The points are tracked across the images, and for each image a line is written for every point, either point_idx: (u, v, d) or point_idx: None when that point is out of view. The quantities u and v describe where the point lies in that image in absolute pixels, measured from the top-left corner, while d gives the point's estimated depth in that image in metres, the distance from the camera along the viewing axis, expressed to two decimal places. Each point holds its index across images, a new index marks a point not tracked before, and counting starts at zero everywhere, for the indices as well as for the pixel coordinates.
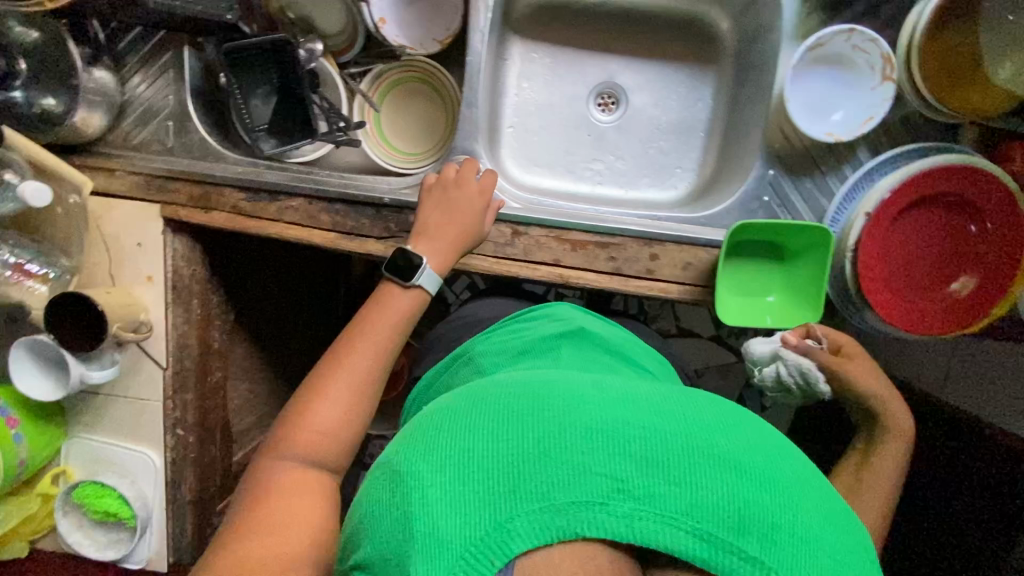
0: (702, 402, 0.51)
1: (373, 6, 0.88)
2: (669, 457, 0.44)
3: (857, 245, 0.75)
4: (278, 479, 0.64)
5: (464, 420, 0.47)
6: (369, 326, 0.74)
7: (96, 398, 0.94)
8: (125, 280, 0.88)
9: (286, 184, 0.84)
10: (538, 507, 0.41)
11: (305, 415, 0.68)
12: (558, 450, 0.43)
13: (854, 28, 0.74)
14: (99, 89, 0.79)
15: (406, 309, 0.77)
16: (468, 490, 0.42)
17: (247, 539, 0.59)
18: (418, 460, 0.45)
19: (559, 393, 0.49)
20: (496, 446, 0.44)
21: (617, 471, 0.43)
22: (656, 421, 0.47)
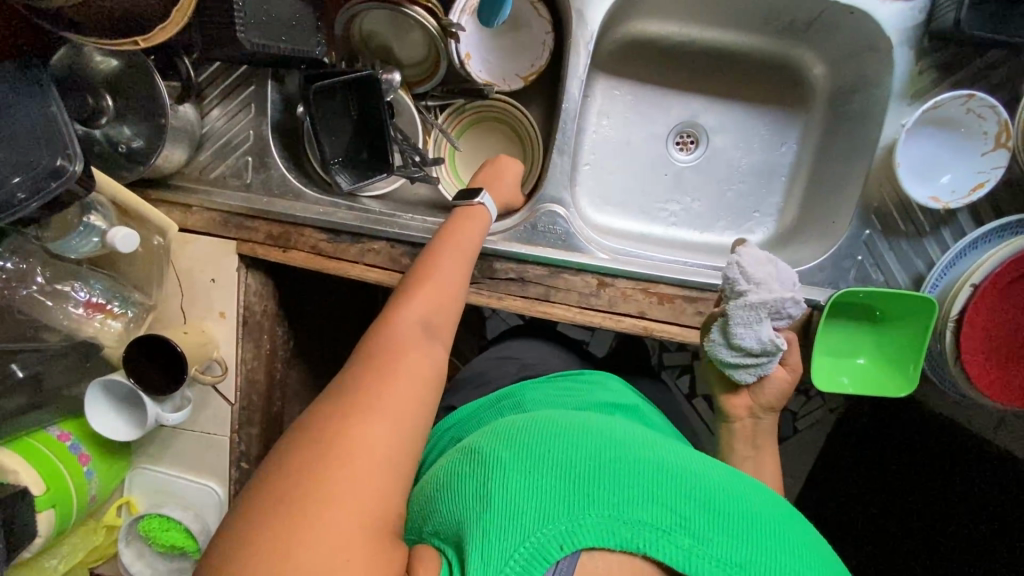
0: (751, 482, 0.56)
1: (461, 43, 0.85)
2: (727, 513, 0.49)
3: (964, 316, 0.73)
4: (378, 360, 0.59)
5: (551, 431, 0.54)
6: (453, 231, 0.75)
7: (163, 430, 0.93)
8: (197, 315, 0.86)
9: (366, 227, 0.82)
10: (611, 514, 0.47)
11: (400, 312, 0.65)
12: (634, 477, 0.50)
13: (973, 95, 0.72)
14: (182, 125, 0.77)
15: (478, 221, 0.77)
16: (550, 487, 0.49)
17: (353, 410, 0.53)
18: (508, 454, 0.52)
19: (635, 439, 0.56)
20: (581, 458, 0.51)
21: (682, 509, 0.48)
22: (718, 481, 0.53)
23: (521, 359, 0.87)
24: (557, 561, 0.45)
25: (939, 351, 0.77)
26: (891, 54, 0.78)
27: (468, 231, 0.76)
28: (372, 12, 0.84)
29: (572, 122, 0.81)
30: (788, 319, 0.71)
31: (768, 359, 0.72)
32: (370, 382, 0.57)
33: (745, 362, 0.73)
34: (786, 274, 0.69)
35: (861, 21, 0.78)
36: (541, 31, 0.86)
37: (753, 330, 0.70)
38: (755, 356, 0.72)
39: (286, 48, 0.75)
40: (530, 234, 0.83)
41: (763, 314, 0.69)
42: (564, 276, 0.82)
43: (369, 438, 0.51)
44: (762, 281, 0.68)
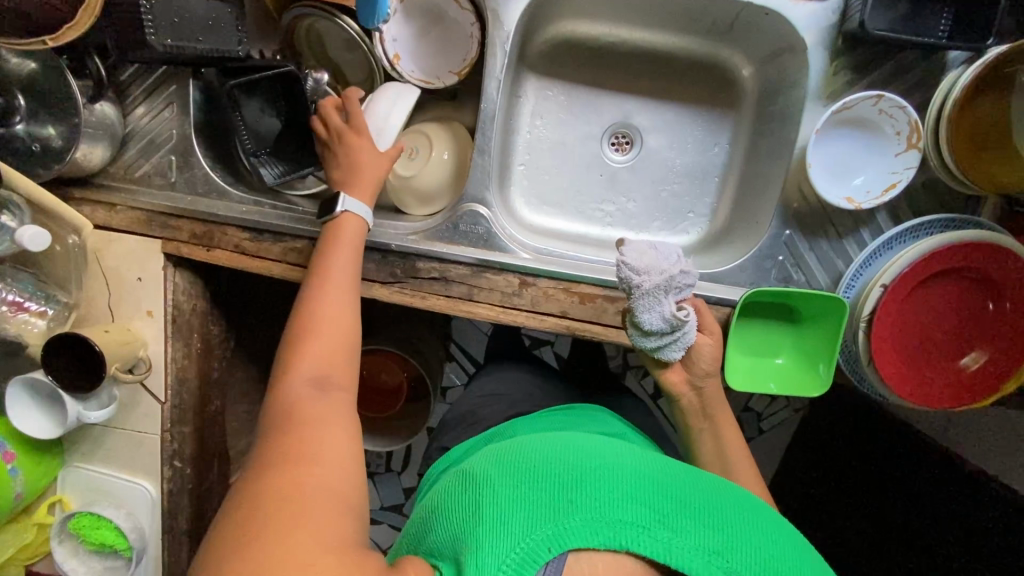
0: (723, 481, 0.59)
1: (387, 42, 0.86)
2: (706, 507, 0.52)
3: (873, 316, 0.74)
4: (287, 427, 0.61)
5: (538, 449, 0.57)
6: (332, 256, 0.74)
7: (94, 429, 0.93)
8: (125, 314, 0.86)
9: (289, 227, 0.82)
10: (592, 516, 0.50)
11: (291, 366, 0.67)
12: (619, 481, 0.52)
13: (882, 95, 0.72)
14: (100, 123, 0.78)
15: (358, 230, 0.76)
16: (540, 494, 0.52)
17: (272, 474, 0.56)
18: (498, 474, 0.55)
19: (619, 448, 0.59)
20: (565, 469, 0.54)
21: (664, 506, 0.51)
22: (696, 481, 0.55)
23: None
24: (546, 562, 0.48)
25: (854, 351, 0.78)
26: (807, 55, 0.78)
27: (339, 255, 0.74)
28: (316, 21, 0.86)
29: (491, 124, 0.81)
30: (687, 292, 0.73)
31: (687, 332, 0.73)
32: (281, 446, 0.59)
33: (665, 342, 0.74)
34: (666, 254, 0.71)
35: (777, 22, 0.78)
36: (466, 21, 0.86)
37: (656, 311, 0.71)
38: (668, 333, 0.73)
39: (201, 48, 0.75)
40: (451, 233, 0.83)
41: (660, 293, 0.71)
42: (487, 276, 0.83)
43: (295, 494, 0.54)
44: (647, 268, 0.70)
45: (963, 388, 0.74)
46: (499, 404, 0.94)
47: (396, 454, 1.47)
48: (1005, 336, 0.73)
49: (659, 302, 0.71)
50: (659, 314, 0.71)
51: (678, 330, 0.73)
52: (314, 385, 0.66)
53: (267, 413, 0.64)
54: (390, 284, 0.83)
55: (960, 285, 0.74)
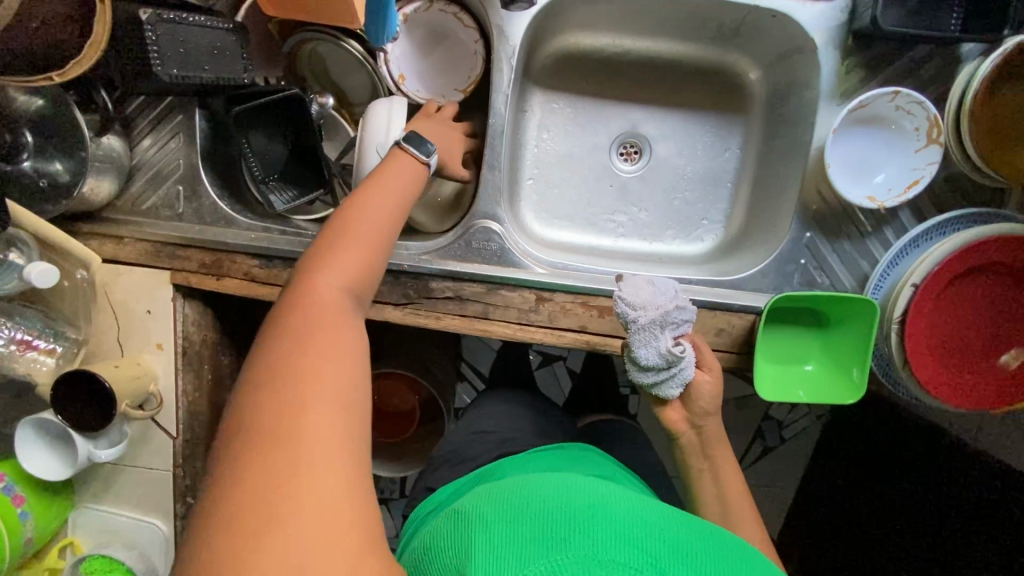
0: (724, 539, 0.55)
1: (391, 63, 0.85)
2: (699, 557, 0.49)
3: (906, 317, 0.71)
4: (317, 334, 0.52)
5: (536, 485, 0.55)
6: (384, 180, 0.64)
7: (105, 467, 0.90)
8: (133, 349, 0.84)
9: (299, 252, 0.81)
10: (584, 558, 0.47)
11: (322, 268, 0.56)
12: (611, 522, 0.50)
13: (898, 91, 0.71)
14: (106, 157, 0.78)
15: (413, 174, 0.68)
16: (533, 535, 0.49)
17: (288, 395, 0.47)
18: (493, 513, 0.53)
19: (615, 489, 0.56)
20: (561, 510, 0.51)
21: (657, 552, 0.48)
22: (691, 532, 0.52)
23: None
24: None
25: (887, 354, 0.75)
26: (817, 55, 0.76)
27: (391, 183, 0.64)
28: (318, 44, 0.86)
29: (500, 139, 0.80)
30: (685, 328, 0.71)
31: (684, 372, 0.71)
32: (304, 358, 0.49)
33: (663, 378, 0.71)
34: (664, 289, 0.70)
35: (784, 23, 0.77)
36: (469, 39, 0.86)
37: (652, 346, 0.69)
38: (665, 369, 0.71)
39: (210, 77, 0.74)
40: (464, 251, 0.81)
41: (656, 328, 0.69)
42: (501, 293, 0.81)
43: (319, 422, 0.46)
44: (644, 303, 0.68)
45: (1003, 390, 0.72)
46: (516, 425, 0.91)
47: (410, 480, 1.44)
48: None
49: (654, 340, 0.69)
50: (657, 349, 0.69)
51: (675, 366, 0.70)
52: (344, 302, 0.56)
53: (281, 313, 0.54)
54: (402, 305, 0.81)
55: (992, 283, 0.72)
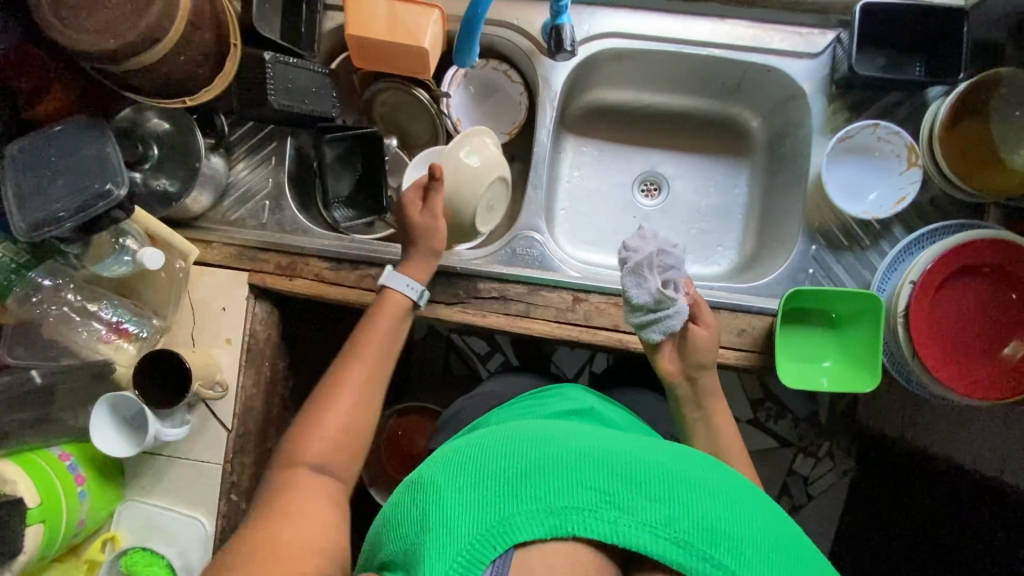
0: (672, 453, 0.60)
1: (451, 109, 1.03)
2: (641, 476, 0.55)
3: (909, 310, 0.79)
4: (299, 474, 0.74)
5: (485, 447, 0.59)
6: (365, 348, 0.82)
7: (156, 461, 0.93)
8: (206, 342, 0.92)
9: (365, 256, 0.92)
10: (540, 510, 0.52)
11: (308, 422, 0.77)
12: (555, 472, 0.55)
13: (878, 123, 0.85)
14: (212, 173, 0.90)
15: (395, 312, 0.85)
16: (494, 496, 0.54)
17: (275, 538, 0.66)
18: (452, 479, 0.57)
19: (558, 434, 0.60)
20: (510, 472, 0.55)
21: (602, 487, 0.54)
22: (634, 457, 0.57)
23: (504, 393, 0.92)
24: (497, 557, 0.51)
25: (897, 347, 0.82)
26: (809, 100, 0.91)
27: (369, 350, 0.82)
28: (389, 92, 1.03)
29: (543, 164, 0.95)
30: (677, 273, 0.77)
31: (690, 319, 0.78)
32: (271, 533, 0.67)
33: (651, 319, 0.78)
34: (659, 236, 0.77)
35: (779, 76, 0.93)
36: (515, 92, 1.03)
37: (642, 285, 0.76)
38: (654, 309, 0.77)
39: (308, 109, 0.90)
40: (510, 257, 0.93)
41: (646, 269, 0.76)
42: (542, 294, 0.90)
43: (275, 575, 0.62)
44: (636, 244, 0.76)
45: (1014, 381, 0.78)
46: None
47: None
48: None
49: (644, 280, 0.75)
50: (644, 290, 0.75)
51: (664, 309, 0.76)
52: (312, 473, 0.75)
53: (281, 449, 0.77)
54: (453, 304, 0.91)
55: (984, 282, 0.81)
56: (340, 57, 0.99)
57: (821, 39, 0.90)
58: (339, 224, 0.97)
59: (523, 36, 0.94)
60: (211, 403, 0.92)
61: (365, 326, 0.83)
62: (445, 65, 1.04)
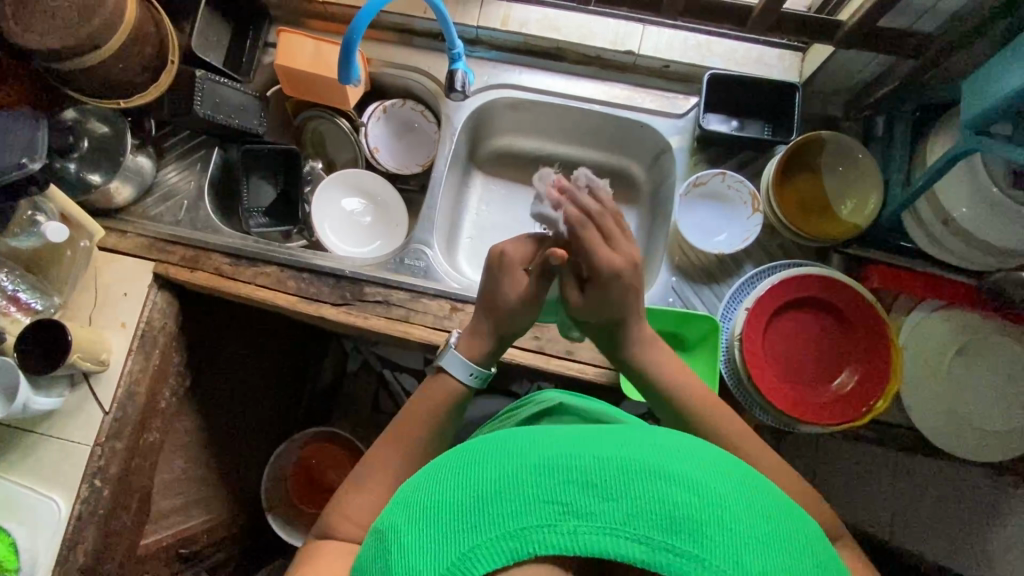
0: (638, 433, 0.49)
1: (370, 138, 1.15)
2: (604, 468, 0.43)
3: (742, 332, 0.85)
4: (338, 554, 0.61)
5: (435, 471, 0.49)
6: (416, 416, 0.73)
7: (27, 438, 0.95)
8: (101, 323, 0.97)
9: (263, 254, 1.00)
10: (493, 535, 0.42)
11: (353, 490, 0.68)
12: (507, 486, 0.44)
13: (724, 171, 0.96)
14: (136, 170, 1.00)
15: (446, 398, 0.74)
16: (438, 528, 0.43)
17: None
18: (398, 517, 0.47)
19: (511, 436, 0.49)
20: (455, 496, 0.45)
21: (563, 490, 0.42)
22: (598, 445, 0.46)
23: None
24: None
25: (734, 369, 0.87)
26: (675, 151, 1.03)
27: (418, 421, 0.72)
28: (318, 122, 1.17)
29: (439, 188, 1.05)
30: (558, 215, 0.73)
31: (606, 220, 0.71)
32: None
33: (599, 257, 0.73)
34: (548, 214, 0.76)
35: (651, 131, 1.05)
36: (429, 130, 1.15)
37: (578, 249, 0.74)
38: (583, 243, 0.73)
39: (233, 122, 1.01)
40: (397, 265, 1.01)
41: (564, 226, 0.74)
42: (423, 301, 0.97)
43: None
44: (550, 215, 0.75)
45: (846, 407, 0.82)
46: None
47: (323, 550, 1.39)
48: (863, 356, 0.85)
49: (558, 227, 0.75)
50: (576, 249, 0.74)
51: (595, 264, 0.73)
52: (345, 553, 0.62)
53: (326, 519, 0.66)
54: (339, 305, 0.97)
55: (817, 315, 0.88)
56: (274, 87, 1.12)
57: (684, 103, 1.03)
58: (250, 228, 1.07)
59: (427, 77, 1.08)
60: (92, 382, 0.95)
61: (407, 410, 0.73)
62: (370, 103, 1.18)
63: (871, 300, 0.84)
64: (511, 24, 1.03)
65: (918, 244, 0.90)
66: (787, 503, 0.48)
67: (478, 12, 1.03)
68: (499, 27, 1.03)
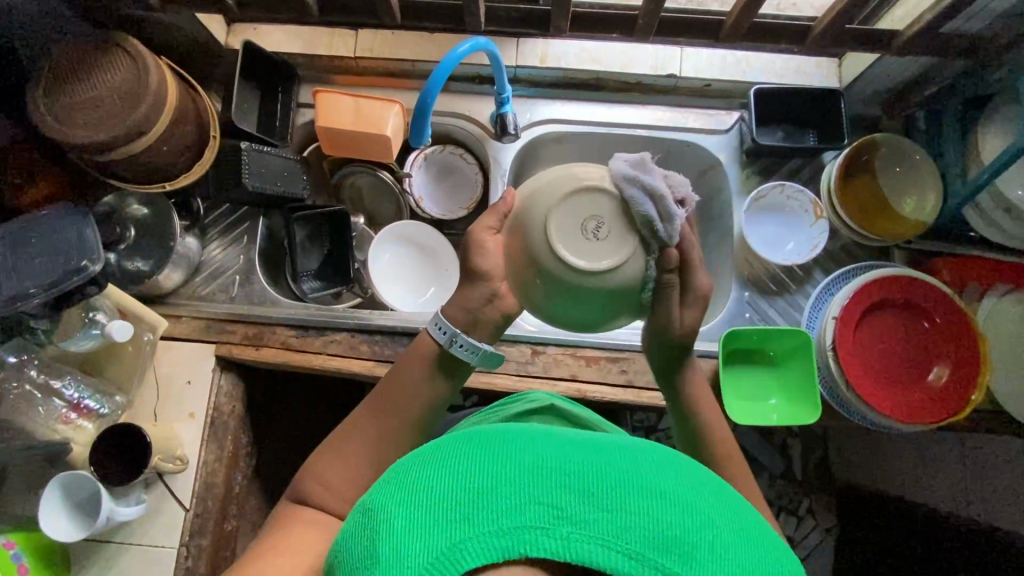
0: (636, 450, 0.45)
1: (413, 187, 1.12)
2: (605, 478, 0.40)
3: (835, 343, 0.86)
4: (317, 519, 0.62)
5: (425, 459, 0.44)
6: (398, 379, 0.72)
7: (106, 549, 0.89)
8: (168, 417, 0.92)
9: (331, 322, 0.97)
10: (484, 530, 0.37)
11: (333, 445, 0.69)
12: (504, 481, 0.40)
13: (784, 182, 0.98)
14: (185, 252, 0.96)
15: (426, 362, 0.72)
16: (427, 515, 0.39)
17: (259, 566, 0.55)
18: (385, 499, 0.42)
19: (512, 434, 0.45)
20: (450, 484, 0.40)
21: (559, 492, 0.39)
22: (598, 456, 0.42)
23: None
24: None
25: (830, 377, 0.88)
26: (724, 166, 1.04)
27: (403, 383, 0.72)
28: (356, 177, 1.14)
29: None
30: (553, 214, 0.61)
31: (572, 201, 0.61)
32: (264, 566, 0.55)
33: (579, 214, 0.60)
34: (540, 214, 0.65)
35: (697, 149, 1.05)
36: (472, 172, 1.13)
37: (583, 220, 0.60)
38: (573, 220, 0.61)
39: (280, 190, 0.98)
40: None
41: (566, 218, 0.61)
42: (502, 348, 0.95)
43: None
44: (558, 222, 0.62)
45: (944, 403, 0.84)
46: None
47: None
48: (950, 350, 0.87)
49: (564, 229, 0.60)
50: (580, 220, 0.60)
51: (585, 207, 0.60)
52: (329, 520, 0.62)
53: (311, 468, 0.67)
54: None
55: (898, 315, 0.90)
56: (311, 146, 1.10)
57: (728, 118, 1.04)
58: (305, 295, 1.03)
59: (471, 122, 1.07)
60: (169, 480, 0.90)
61: (391, 371, 0.73)
62: (406, 152, 1.16)
63: (951, 294, 0.86)
64: (550, 60, 1.02)
65: (983, 233, 0.91)
66: (776, 540, 0.43)
67: (514, 51, 1.02)
68: (538, 64, 1.02)
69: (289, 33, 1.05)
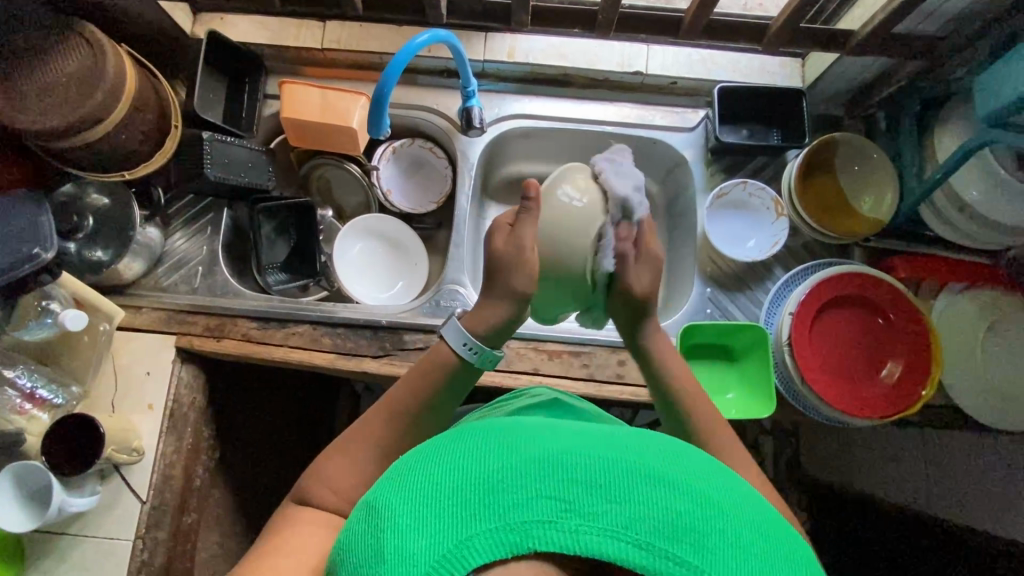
0: (641, 437, 0.44)
1: (382, 181, 1.12)
2: (614, 469, 0.38)
3: (790, 339, 0.87)
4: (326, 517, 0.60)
5: (431, 451, 0.42)
6: (417, 380, 0.70)
7: (60, 541, 0.88)
8: (126, 409, 0.92)
9: (293, 314, 0.96)
10: (490, 526, 0.36)
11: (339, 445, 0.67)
12: (509, 475, 0.38)
13: (746, 180, 0.99)
14: (146, 242, 0.95)
15: (446, 371, 0.70)
16: (434, 511, 0.37)
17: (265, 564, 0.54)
18: (388, 493, 0.40)
19: (518, 426, 0.44)
20: (456, 478, 0.39)
21: (566, 484, 0.37)
22: (605, 445, 0.41)
23: None
24: None
25: (786, 372, 0.89)
26: (690, 164, 1.05)
27: (421, 386, 0.69)
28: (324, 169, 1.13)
29: (463, 225, 1.04)
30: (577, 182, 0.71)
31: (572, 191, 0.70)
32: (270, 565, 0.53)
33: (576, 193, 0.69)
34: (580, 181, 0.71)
35: (663, 147, 1.06)
36: (441, 166, 1.13)
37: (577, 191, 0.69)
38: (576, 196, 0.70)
39: (243, 181, 0.97)
40: (434, 309, 0.99)
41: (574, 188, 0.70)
42: None
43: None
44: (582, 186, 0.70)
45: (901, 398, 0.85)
46: None
47: None
48: (909, 347, 0.88)
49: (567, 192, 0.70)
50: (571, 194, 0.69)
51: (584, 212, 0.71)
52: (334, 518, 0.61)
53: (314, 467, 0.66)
54: (379, 357, 0.94)
55: (856, 312, 0.91)
56: (278, 138, 1.09)
57: (694, 116, 1.05)
58: (269, 287, 1.02)
59: (440, 116, 1.07)
60: (125, 472, 0.89)
61: (409, 372, 0.71)
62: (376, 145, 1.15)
63: (903, 291, 0.88)
64: (517, 55, 1.03)
65: (937, 232, 0.93)
66: (788, 531, 0.42)
67: (483, 46, 1.03)
68: (505, 59, 1.03)
69: (256, 24, 1.04)
